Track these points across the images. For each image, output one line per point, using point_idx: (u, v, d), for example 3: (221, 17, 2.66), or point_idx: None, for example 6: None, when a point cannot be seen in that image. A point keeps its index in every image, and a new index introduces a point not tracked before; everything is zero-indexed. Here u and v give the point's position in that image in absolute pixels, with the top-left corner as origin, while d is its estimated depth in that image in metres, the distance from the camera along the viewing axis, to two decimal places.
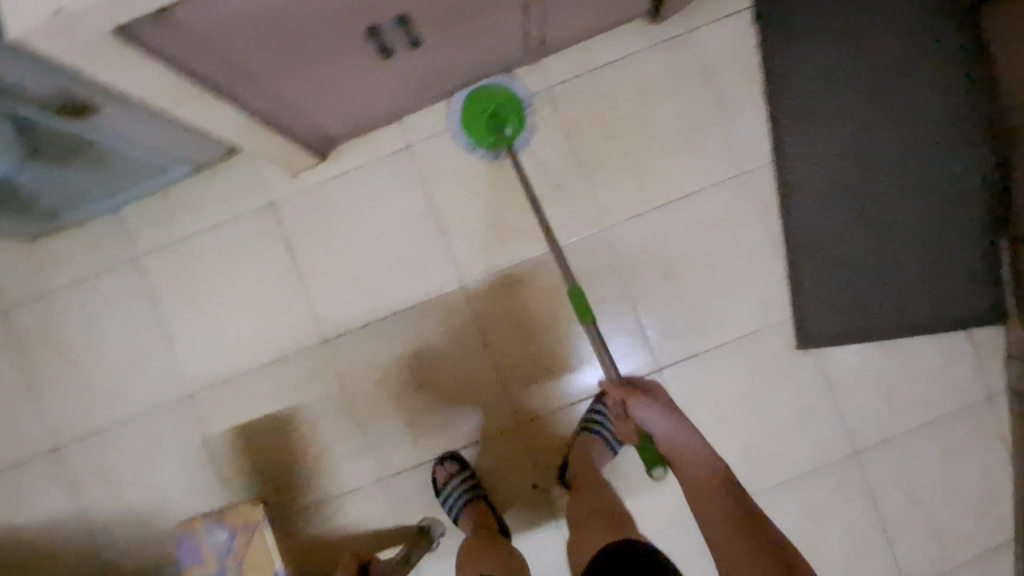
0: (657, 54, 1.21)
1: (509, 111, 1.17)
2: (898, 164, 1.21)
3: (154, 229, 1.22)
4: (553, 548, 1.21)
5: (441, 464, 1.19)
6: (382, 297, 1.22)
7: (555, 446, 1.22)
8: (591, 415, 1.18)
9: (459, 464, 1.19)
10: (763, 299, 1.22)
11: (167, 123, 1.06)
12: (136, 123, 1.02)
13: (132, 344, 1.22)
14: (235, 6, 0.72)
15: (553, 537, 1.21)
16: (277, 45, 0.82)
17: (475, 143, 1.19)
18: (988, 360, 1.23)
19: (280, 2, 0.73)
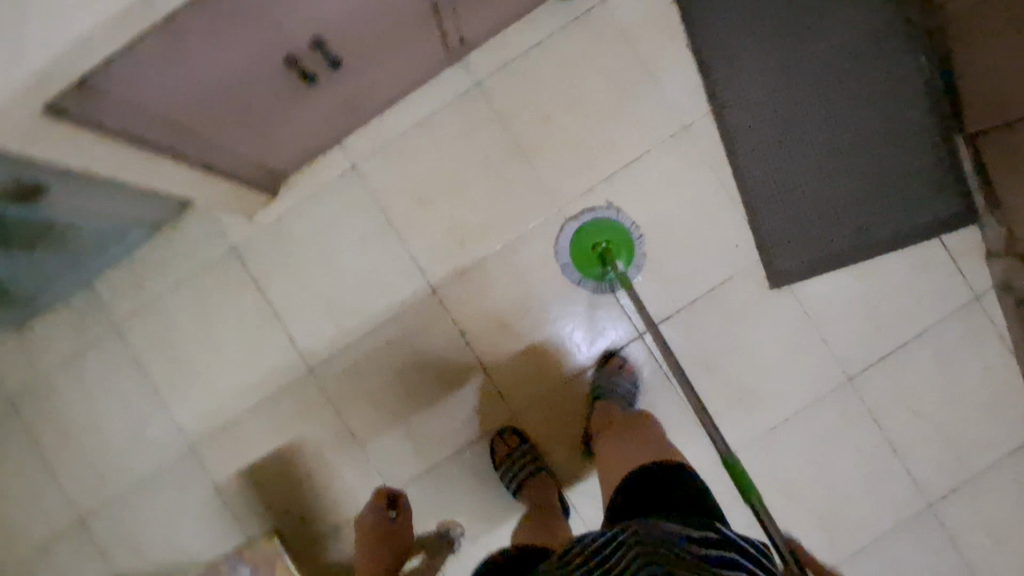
0: (576, 29, 1.22)
1: (620, 246, 1.21)
2: (836, 86, 1.20)
3: (129, 295, 1.26)
4: (589, 511, 1.23)
5: (500, 437, 1.21)
6: (357, 317, 1.24)
7: (558, 425, 1.23)
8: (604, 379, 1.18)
9: (518, 437, 1.21)
10: (727, 246, 1.22)
11: (117, 191, 1.10)
12: (86, 197, 1.06)
13: (129, 408, 1.26)
14: (151, 67, 0.74)
15: (587, 503, 1.23)
16: (204, 94, 0.84)
17: (583, 276, 1.22)
18: (968, 262, 1.21)
19: (193, 54, 0.75)
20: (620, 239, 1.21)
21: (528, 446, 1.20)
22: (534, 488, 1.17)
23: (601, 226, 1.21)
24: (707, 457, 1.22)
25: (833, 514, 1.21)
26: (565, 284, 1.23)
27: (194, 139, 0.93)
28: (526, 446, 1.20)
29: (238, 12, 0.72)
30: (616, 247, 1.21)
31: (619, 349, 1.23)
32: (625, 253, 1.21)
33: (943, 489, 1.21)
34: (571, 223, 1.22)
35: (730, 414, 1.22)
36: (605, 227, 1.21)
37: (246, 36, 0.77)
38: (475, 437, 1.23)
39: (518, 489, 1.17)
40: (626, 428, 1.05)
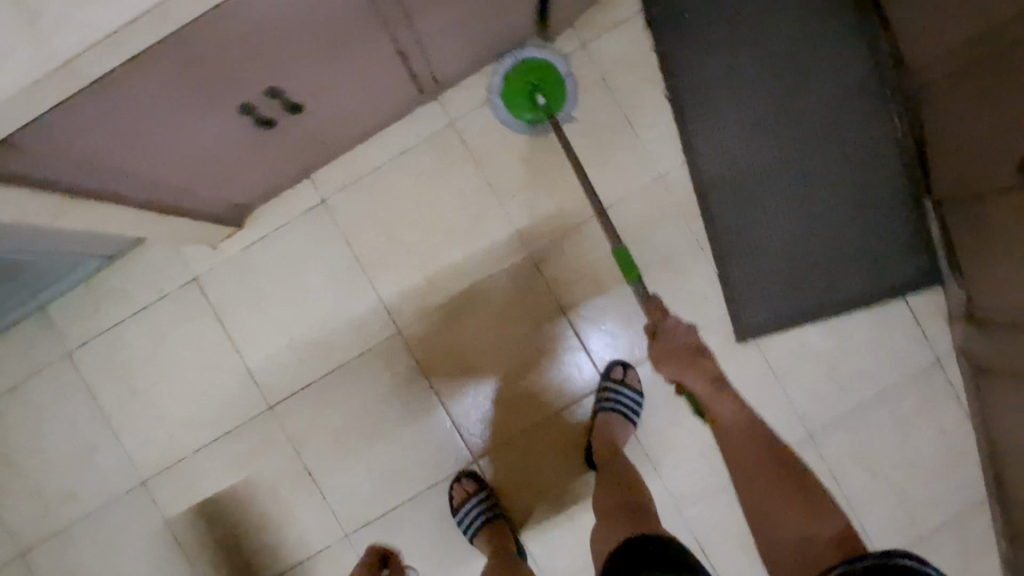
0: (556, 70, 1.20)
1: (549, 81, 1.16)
2: (809, 143, 1.20)
3: (83, 322, 1.22)
4: (563, 549, 1.20)
5: (458, 482, 1.19)
6: (320, 354, 1.21)
7: (526, 468, 1.22)
8: (603, 394, 1.18)
9: (476, 483, 1.19)
10: (696, 298, 1.22)
11: (72, 239, 1.05)
12: (38, 247, 1.01)
13: (78, 439, 1.22)
14: (88, 122, 0.71)
15: (562, 540, 1.20)
16: (149, 144, 0.82)
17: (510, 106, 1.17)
18: (931, 324, 1.22)
19: (131, 107, 0.73)
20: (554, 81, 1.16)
21: (486, 493, 1.18)
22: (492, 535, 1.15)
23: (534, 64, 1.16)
24: (664, 509, 1.22)
25: None
26: (532, 328, 1.21)
27: (142, 183, 0.91)
28: (483, 492, 1.18)
29: (179, 69, 0.71)
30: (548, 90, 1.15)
31: (584, 396, 1.22)
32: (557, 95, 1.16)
33: (895, 547, 1.23)
34: (508, 59, 1.16)
35: (692, 465, 1.22)
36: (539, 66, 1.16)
37: (190, 88, 0.76)
38: (434, 479, 1.21)
39: (476, 536, 1.16)
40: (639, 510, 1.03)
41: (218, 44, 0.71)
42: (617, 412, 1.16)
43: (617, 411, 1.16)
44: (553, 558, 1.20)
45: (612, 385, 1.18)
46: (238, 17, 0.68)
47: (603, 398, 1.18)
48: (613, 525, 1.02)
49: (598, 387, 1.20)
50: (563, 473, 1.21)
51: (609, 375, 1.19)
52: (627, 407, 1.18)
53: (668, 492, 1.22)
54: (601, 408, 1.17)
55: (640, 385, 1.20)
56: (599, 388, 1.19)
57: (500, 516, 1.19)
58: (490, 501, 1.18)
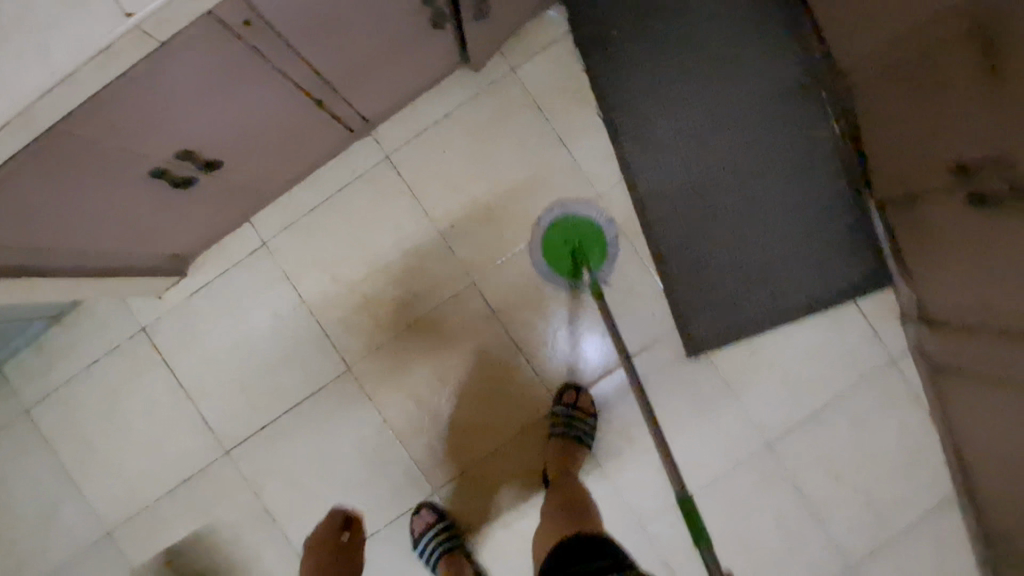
0: (591, 209, 1.21)
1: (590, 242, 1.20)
2: (746, 152, 1.20)
3: (38, 381, 1.23)
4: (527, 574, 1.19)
5: (418, 514, 1.19)
6: (272, 396, 1.22)
7: (484, 495, 1.21)
8: (556, 417, 1.17)
9: (436, 513, 1.18)
10: (643, 314, 1.21)
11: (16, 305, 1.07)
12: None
13: (41, 496, 1.23)
14: None
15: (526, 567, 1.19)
16: (57, 219, 0.82)
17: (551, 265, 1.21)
18: (883, 325, 1.21)
19: (30, 190, 0.73)
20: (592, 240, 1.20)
21: (446, 523, 1.17)
22: (450, 566, 1.14)
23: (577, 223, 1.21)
24: (625, 528, 1.21)
25: None
26: (482, 356, 1.21)
27: (61, 254, 0.91)
28: (443, 523, 1.17)
29: (76, 150, 0.71)
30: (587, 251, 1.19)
31: (539, 421, 1.21)
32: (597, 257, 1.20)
33: (865, 552, 1.21)
34: (550, 216, 1.20)
35: (651, 482, 1.21)
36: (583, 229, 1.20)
37: (91, 164, 0.76)
38: (393, 513, 1.21)
39: (435, 567, 1.15)
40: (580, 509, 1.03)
41: (114, 122, 0.71)
42: (571, 436, 1.15)
43: (569, 433, 1.15)
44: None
45: (562, 408, 1.17)
46: (132, 97, 0.68)
47: (556, 423, 1.16)
48: (551, 525, 1.01)
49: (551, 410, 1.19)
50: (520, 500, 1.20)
51: (561, 400, 1.18)
52: (578, 428, 1.16)
53: (630, 510, 1.21)
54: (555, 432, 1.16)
55: (591, 405, 1.19)
56: (552, 411, 1.18)
57: (459, 545, 1.17)
58: (449, 530, 1.17)
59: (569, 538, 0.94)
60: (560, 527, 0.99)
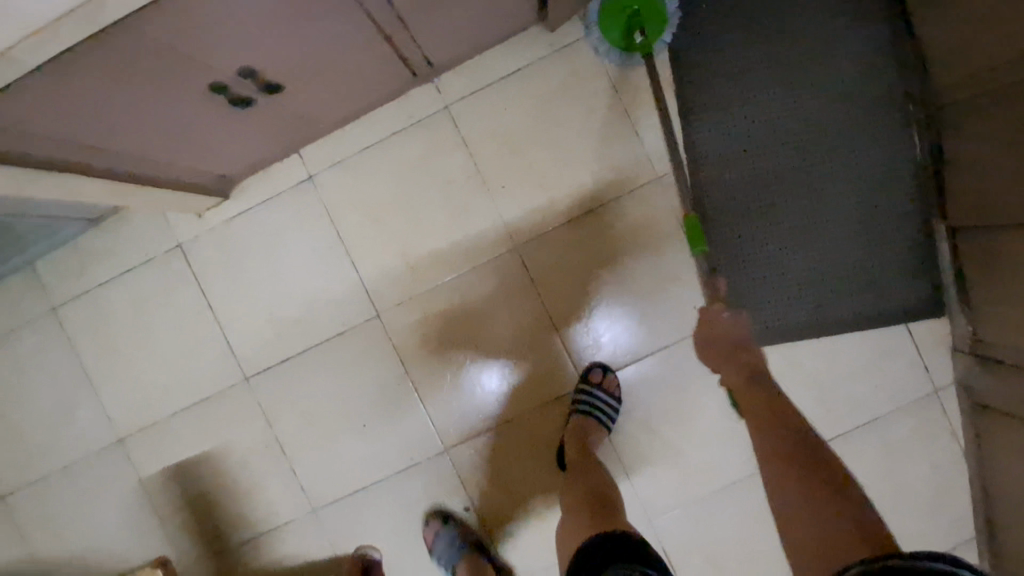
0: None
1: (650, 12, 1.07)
2: (818, 154, 1.15)
3: (68, 281, 1.23)
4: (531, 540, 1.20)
5: (428, 524, 1.18)
6: (298, 331, 1.21)
7: (498, 460, 1.20)
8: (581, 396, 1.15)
9: (445, 518, 1.18)
10: (684, 306, 1.17)
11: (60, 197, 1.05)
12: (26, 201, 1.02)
13: (59, 394, 1.24)
14: (45, 98, 0.70)
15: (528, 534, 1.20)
16: (113, 122, 0.81)
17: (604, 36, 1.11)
18: (931, 354, 1.16)
19: (91, 86, 0.71)
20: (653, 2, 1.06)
21: (456, 526, 1.17)
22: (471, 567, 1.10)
23: None
24: (635, 516, 1.20)
25: None
26: (514, 324, 1.19)
27: (112, 156, 0.90)
28: (454, 526, 1.17)
29: (141, 52, 0.69)
30: (647, 15, 1.07)
31: (563, 395, 1.19)
32: (657, 19, 1.08)
33: None
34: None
35: (666, 475, 1.19)
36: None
37: (153, 69, 0.73)
38: (401, 465, 1.21)
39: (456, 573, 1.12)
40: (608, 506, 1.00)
41: (183, 28, 0.68)
42: (594, 417, 1.13)
43: (593, 415, 1.13)
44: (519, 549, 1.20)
45: (587, 388, 1.15)
46: (203, 6, 0.65)
47: (579, 401, 1.15)
48: (578, 518, 0.99)
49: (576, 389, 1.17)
50: (532, 471, 1.20)
51: (588, 378, 1.16)
52: (601, 410, 1.14)
53: (640, 500, 1.20)
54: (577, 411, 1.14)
55: (616, 389, 1.17)
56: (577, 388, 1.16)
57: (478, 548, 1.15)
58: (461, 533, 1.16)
59: (592, 536, 0.92)
60: (584, 523, 0.96)
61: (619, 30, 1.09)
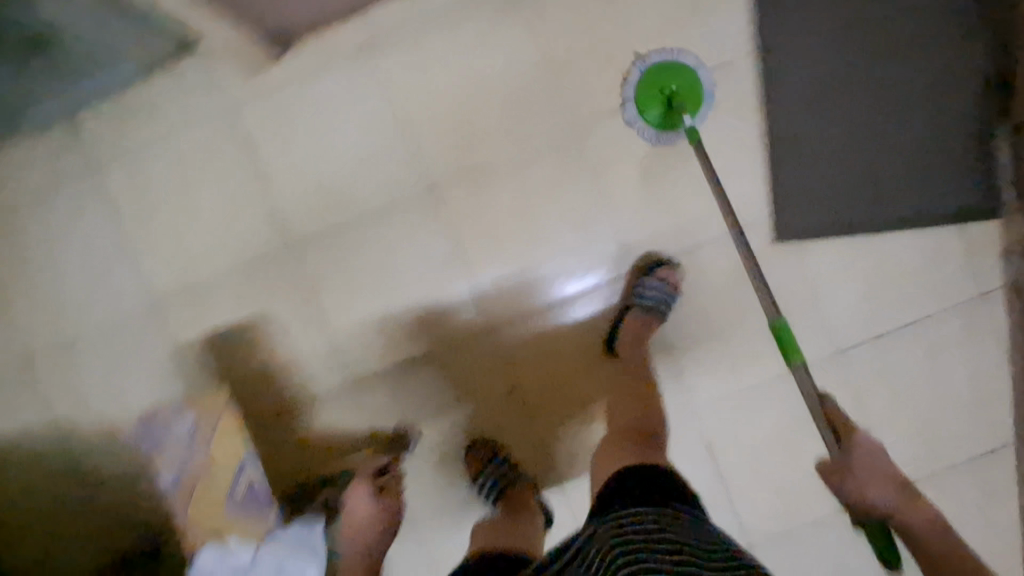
0: (683, 55, 1.13)
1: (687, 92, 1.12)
2: (886, 48, 1.14)
3: (109, 136, 1.18)
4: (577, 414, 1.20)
5: (473, 449, 1.17)
6: (348, 200, 1.17)
7: (548, 358, 1.19)
8: (647, 296, 1.12)
9: (489, 449, 1.17)
10: (740, 195, 1.18)
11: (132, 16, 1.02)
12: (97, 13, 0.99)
13: (94, 255, 1.20)
14: None
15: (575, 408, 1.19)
16: None
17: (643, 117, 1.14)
18: (984, 258, 1.17)
19: None
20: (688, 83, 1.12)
21: (499, 457, 1.15)
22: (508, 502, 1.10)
23: (672, 70, 1.12)
24: (680, 401, 1.20)
25: (790, 480, 1.21)
26: (572, 204, 1.17)
27: None
28: (497, 458, 1.15)
29: None
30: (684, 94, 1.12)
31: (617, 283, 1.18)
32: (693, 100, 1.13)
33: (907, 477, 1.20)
34: (639, 65, 1.13)
35: (714, 364, 1.19)
36: (673, 67, 1.12)
37: None
38: (447, 343, 1.19)
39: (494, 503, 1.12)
40: (644, 439, 0.97)
41: None
42: (653, 315, 1.13)
43: (654, 314, 1.13)
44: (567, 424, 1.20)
45: (653, 282, 1.12)
46: None
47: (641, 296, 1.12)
48: (611, 451, 0.96)
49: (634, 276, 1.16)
50: (576, 355, 1.19)
51: (654, 273, 1.13)
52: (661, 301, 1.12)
53: (687, 386, 1.20)
54: (640, 310, 1.13)
55: (676, 283, 1.14)
56: (640, 278, 1.14)
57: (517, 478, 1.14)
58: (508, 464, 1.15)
59: (625, 467, 0.88)
60: (618, 454, 0.94)
61: (661, 109, 1.13)
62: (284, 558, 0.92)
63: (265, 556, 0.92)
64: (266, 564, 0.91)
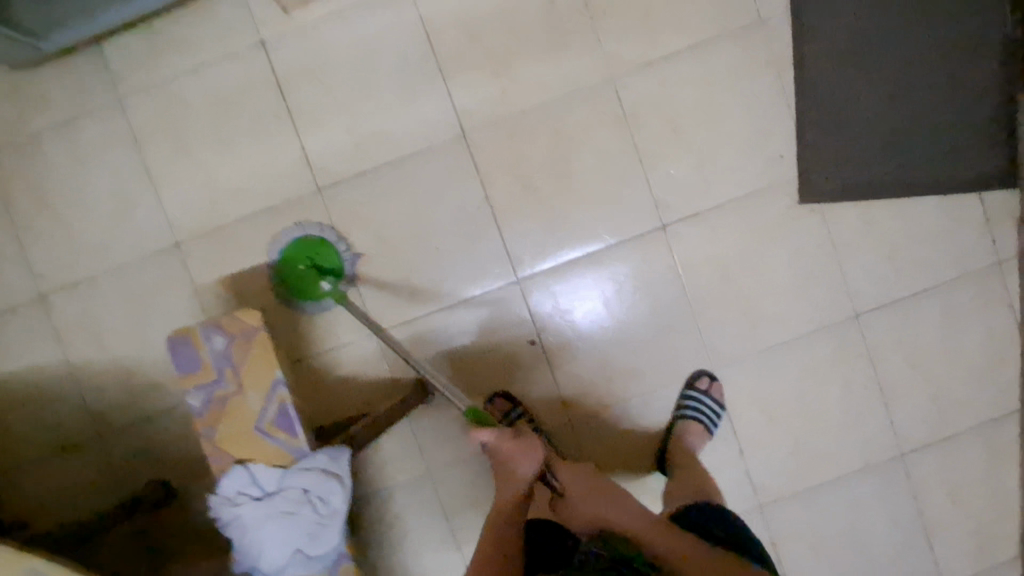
0: (306, 229, 1.17)
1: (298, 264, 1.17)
2: (915, 15, 1.17)
3: (140, 68, 1.18)
4: (598, 368, 1.20)
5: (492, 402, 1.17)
6: (379, 143, 1.18)
7: (588, 411, 1.20)
8: (704, 413, 1.16)
9: (508, 402, 1.17)
10: (768, 155, 1.19)
11: None
12: None
13: (118, 190, 1.19)
14: None
15: (597, 364, 1.20)
16: None
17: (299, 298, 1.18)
18: (999, 225, 1.20)
19: None
20: (307, 254, 1.17)
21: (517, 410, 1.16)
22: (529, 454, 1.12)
23: (294, 245, 1.17)
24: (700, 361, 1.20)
25: (806, 443, 1.21)
26: (601, 157, 1.18)
27: None
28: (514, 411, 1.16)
29: None
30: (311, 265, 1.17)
31: (640, 309, 1.19)
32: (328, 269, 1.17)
33: (920, 442, 1.22)
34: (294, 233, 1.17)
35: (736, 324, 1.20)
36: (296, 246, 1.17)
37: None
38: (472, 293, 1.18)
39: None
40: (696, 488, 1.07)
41: None
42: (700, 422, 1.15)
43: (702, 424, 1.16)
44: (591, 380, 1.20)
45: (709, 400, 1.17)
46: None
47: (690, 405, 1.16)
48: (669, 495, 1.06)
49: (681, 393, 1.18)
50: (601, 335, 1.20)
51: (703, 386, 1.18)
52: (707, 417, 1.16)
53: (708, 347, 1.20)
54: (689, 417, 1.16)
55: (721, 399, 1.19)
56: (694, 392, 1.17)
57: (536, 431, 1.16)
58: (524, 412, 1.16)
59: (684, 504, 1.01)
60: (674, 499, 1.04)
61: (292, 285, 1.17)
62: (313, 488, 0.84)
63: (293, 481, 0.84)
64: (291, 494, 0.83)
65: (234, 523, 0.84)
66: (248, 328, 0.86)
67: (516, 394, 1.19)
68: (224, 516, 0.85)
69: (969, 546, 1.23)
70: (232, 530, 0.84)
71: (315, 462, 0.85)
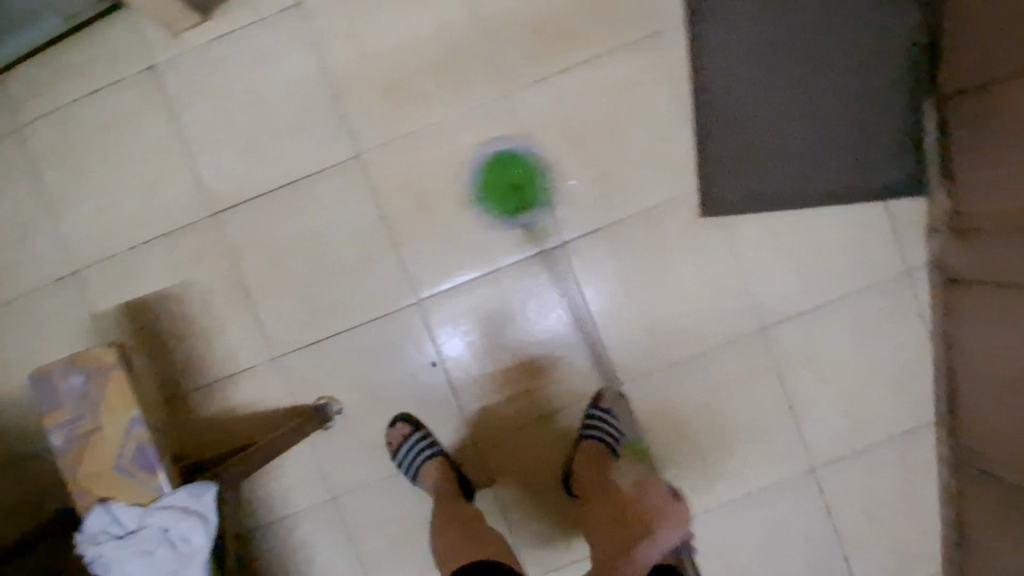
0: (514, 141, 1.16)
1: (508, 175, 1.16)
2: (812, 22, 1.15)
3: (35, 97, 1.18)
4: (504, 385, 1.19)
5: (393, 427, 1.15)
6: (275, 166, 1.16)
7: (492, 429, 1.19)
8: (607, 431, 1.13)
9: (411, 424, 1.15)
10: (668, 168, 1.17)
11: None
12: None
13: (15, 219, 1.19)
14: None
15: (502, 381, 1.18)
16: None
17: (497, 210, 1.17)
18: (908, 235, 1.17)
19: None
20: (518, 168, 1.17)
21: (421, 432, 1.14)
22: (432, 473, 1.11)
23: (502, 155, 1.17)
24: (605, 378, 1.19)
25: (716, 459, 1.20)
26: (501, 174, 1.17)
27: None
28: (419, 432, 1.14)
29: None
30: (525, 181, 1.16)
31: (545, 324, 1.18)
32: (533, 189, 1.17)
33: (832, 457, 1.20)
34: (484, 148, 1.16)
35: (643, 340, 1.19)
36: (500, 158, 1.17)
37: None
38: (374, 314, 1.17)
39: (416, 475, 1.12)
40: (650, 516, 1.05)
41: None
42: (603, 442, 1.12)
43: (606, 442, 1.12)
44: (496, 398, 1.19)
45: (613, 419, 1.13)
46: None
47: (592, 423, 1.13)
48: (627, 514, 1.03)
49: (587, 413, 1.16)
50: (506, 352, 1.18)
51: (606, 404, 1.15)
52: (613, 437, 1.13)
53: (614, 364, 1.19)
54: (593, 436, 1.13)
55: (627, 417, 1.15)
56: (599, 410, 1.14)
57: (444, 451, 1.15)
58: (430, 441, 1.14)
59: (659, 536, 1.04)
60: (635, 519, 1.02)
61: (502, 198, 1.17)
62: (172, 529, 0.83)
63: (152, 520, 0.83)
64: (151, 534, 0.83)
65: (99, 560, 0.85)
66: (107, 363, 0.85)
67: (419, 415, 1.18)
68: (89, 554, 0.85)
69: (887, 561, 1.21)
70: (97, 567, 0.85)
71: (174, 500, 0.84)
